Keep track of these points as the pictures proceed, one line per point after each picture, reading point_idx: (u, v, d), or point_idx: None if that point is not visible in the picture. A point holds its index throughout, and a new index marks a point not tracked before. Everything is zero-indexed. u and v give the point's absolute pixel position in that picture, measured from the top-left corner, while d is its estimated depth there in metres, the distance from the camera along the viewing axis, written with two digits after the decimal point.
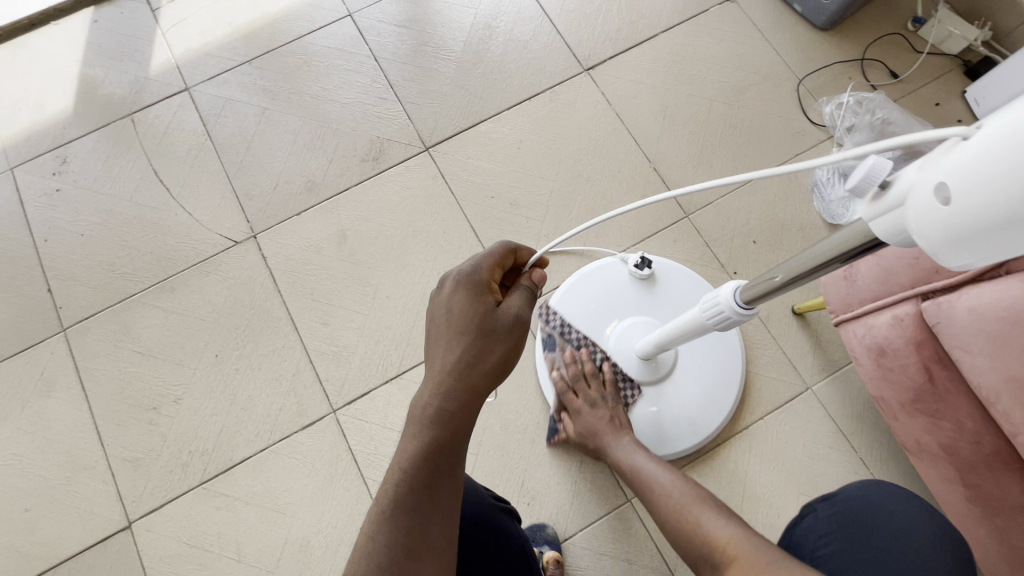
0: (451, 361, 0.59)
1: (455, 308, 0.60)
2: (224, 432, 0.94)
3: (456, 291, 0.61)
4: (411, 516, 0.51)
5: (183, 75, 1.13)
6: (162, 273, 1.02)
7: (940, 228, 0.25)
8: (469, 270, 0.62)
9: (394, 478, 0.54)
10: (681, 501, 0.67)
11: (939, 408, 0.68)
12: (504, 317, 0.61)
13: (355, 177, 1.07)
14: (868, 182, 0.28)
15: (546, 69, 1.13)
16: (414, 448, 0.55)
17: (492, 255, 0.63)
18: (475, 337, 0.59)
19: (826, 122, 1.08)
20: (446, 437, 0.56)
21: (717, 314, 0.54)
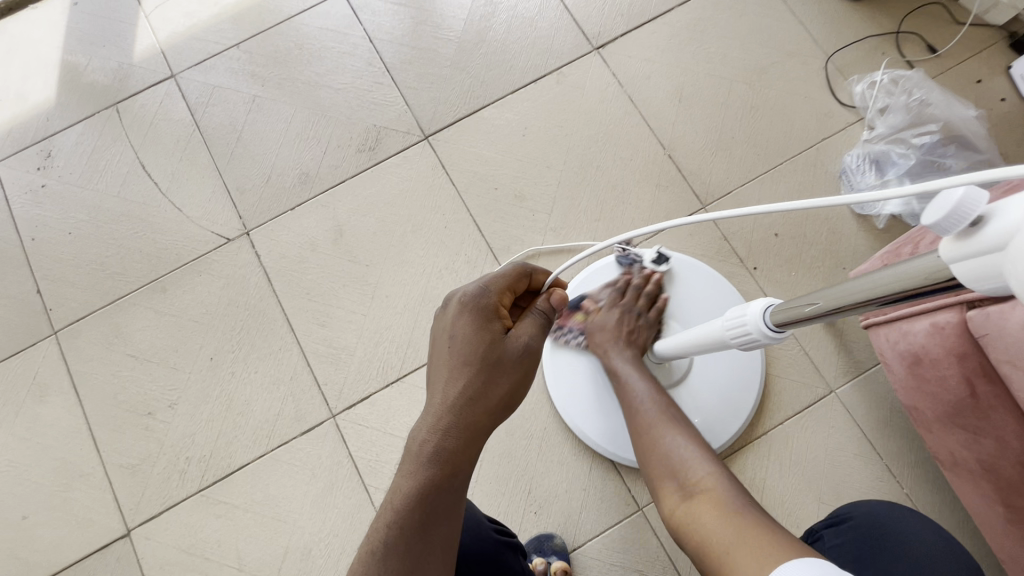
0: (453, 394, 0.55)
1: (461, 338, 0.56)
2: (222, 438, 0.91)
3: (461, 314, 0.57)
4: (403, 560, 0.50)
5: (168, 61, 1.07)
6: (153, 272, 0.98)
7: None
8: (476, 292, 0.58)
9: (387, 519, 0.52)
10: (660, 426, 0.68)
11: (981, 424, 0.62)
12: (514, 347, 0.57)
13: (351, 169, 1.01)
14: (956, 217, 0.22)
15: (552, 49, 1.05)
16: (409, 488, 0.53)
17: (503, 278, 0.59)
18: (480, 369, 0.56)
19: (856, 103, 1.00)
20: (442, 478, 0.53)
21: (742, 333, 0.48)
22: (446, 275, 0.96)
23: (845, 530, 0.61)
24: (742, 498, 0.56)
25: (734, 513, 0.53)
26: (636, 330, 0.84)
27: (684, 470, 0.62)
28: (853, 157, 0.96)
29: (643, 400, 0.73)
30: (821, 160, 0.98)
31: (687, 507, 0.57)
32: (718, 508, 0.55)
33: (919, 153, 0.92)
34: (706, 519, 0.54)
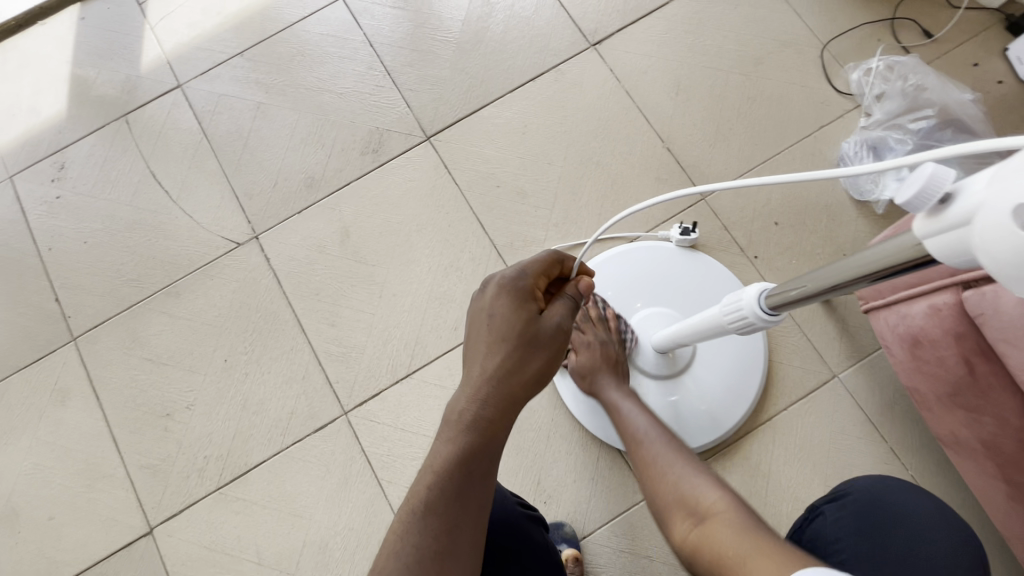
0: (492, 366, 0.57)
1: (500, 315, 0.59)
2: (238, 437, 0.93)
3: (499, 296, 0.59)
4: (443, 519, 0.52)
5: (174, 71, 1.09)
6: (166, 278, 1.00)
7: (1010, 250, 0.20)
8: (513, 276, 0.60)
9: (428, 481, 0.55)
10: (664, 457, 0.65)
11: (979, 402, 0.63)
12: (548, 327, 0.60)
13: (355, 171, 1.03)
14: (922, 196, 0.24)
15: (549, 47, 1.07)
16: (449, 452, 0.55)
17: (539, 261, 0.61)
18: (517, 346, 0.58)
19: (852, 91, 1.01)
20: (480, 445, 0.56)
21: (739, 318, 0.50)
22: (451, 272, 0.98)
23: (844, 505, 0.61)
24: (757, 524, 0.50)
25: (749, 534, 0.48)
26: (607, 350, 0.84)
27: (693, 495, 0.57)
28: (851, 143, 0.97)
29: (643, 435, 0.70)
30: (818, 148, 0.99)
31: (699, 534, 0.52)
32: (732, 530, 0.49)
33: (916, 137, 0.93)
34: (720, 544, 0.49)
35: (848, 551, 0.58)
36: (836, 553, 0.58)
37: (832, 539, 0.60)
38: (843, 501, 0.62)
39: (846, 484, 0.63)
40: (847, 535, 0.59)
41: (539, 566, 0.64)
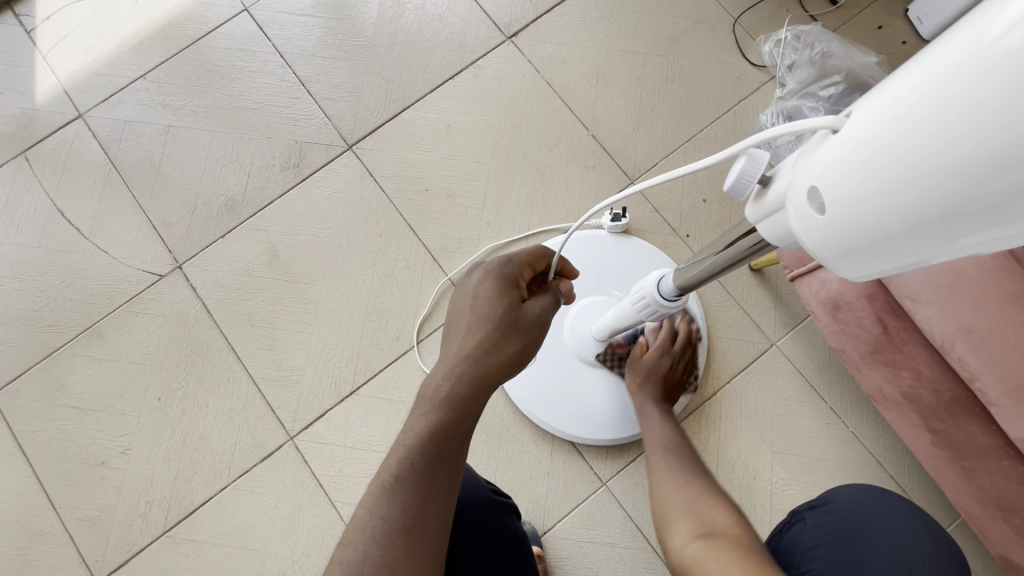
0: (470, 345, 0.55)
1: (485, 297, 0.56)
2: (181, 476, 0.90)
3: (484, 279, 0.57)
4: (411, 494, 0.50)
5: (72, 100, 1.03)
6: (86, 319, 0.95)
7: (822, 235, 0.26)
8: (499, 262, 0.58)
9: (399, 456, 0.52)
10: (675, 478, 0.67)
11: (897, 357, 0.65)
12: (528, 317, 0.57)
13: (278, 189, 1.00)
14: (742, 181, 0.30)
15: (466, 43, 1.05)
16: (422, 427, 0.53)
17: (530, 250, 0.59)
18: (498, 328, 0.55)
19: (766, 62, 1.02)
20: (453, 423, 0.53)
21: (645, 305, 0.54)
22: (387, 282, 0.96)
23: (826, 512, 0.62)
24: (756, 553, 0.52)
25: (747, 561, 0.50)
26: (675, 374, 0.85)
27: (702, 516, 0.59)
28: (768, 114, 0.99)
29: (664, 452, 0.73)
30: (739, 122, 1.00)
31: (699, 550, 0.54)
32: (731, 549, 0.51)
33: (828, 104, 0.96)
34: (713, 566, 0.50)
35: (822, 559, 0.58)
36: (808, 560, 0.59)
37: (807, 546, 0.60)
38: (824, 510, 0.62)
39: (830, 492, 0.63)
40: (823, 542, 0.59)
41: (509, 554, 0.61)
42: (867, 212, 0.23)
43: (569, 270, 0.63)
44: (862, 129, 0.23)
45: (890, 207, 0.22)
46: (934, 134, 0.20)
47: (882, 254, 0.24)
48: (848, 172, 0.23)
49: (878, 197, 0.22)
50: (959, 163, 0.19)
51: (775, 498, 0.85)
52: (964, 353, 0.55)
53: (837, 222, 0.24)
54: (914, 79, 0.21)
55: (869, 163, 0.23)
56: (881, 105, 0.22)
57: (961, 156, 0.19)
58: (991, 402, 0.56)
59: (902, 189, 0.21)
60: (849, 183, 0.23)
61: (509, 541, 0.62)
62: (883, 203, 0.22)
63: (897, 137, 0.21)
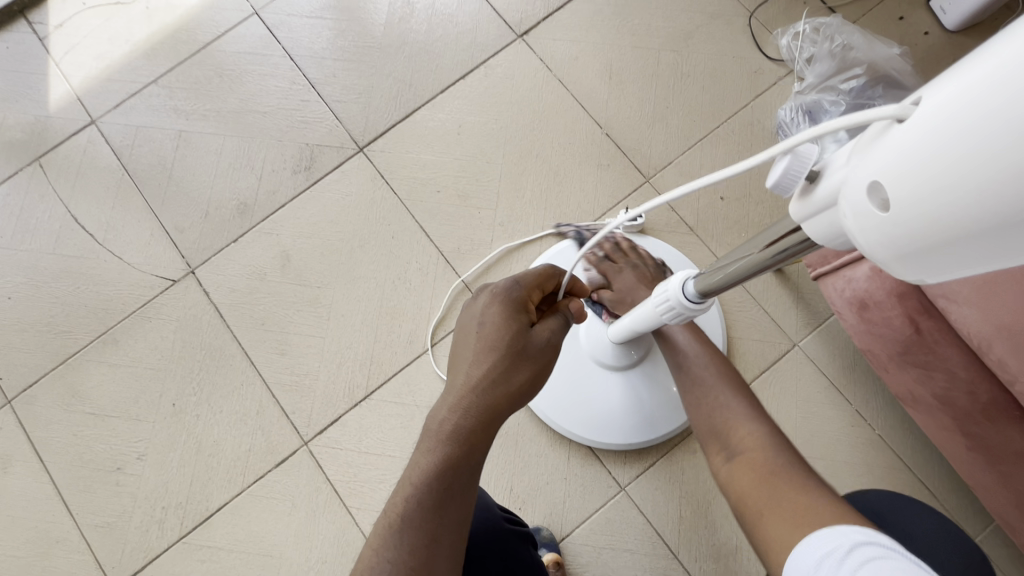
0: (477, 375, 0.53)
1: (490, 325, 0.55)
2: (197, 482, 0.89)
3: (491, 304, 0.56)
4: (419, 535, 0.49)
5: (85, 107, 1.04)
6: (101, 325, 0.95)
7: (874, 232, 0.24)
8: (505, 285, 0.57)
9: (406, 494, 0.50)
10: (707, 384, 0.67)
11: (930, 358, 0.63)
12: (538, 340, 0.56)
13: (289, 192, 0.99)
14: (788, 178, 0.30)
15: (476, 42, 1.04)
16: (429, 464, 0.51)
17: (536, 272, 0.58)
18: (507, 355, 0.54)
19: (783, 56, 1.00)
20: (462, 457, 0.52)
21: (670, 309, 0.52)
22: (400, 285, 0.95)
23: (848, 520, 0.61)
24: (785, 462, 0.54)
25: (772, 476, 0.52)
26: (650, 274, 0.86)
27: (729, 430, 0.61)
28: (786, 110, 0.96)
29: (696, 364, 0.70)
30: (756, 117, 0.98)
31: (730, 468, 0.57)
32: (759, 468, 0.54)
33: (849, 97, 0.93)
34: (745, 483, 0.54)
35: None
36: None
37: None
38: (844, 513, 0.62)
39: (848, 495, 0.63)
40: None
41: None
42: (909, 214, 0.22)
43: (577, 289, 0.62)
44: (916, 122, 0.21)
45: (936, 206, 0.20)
46: (987, 136, 0.18)
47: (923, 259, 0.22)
48: (900, 166, 0.22)
49: (918, 199, 0.21)
50: (1005, 170, 0.18)
51: None
52: (1003, 353, 0.52)
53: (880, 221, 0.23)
54: (981, 70, 0.19)
55: (921, 157, 0.21)
56: (938, 99, 0.21)
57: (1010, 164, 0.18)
58: None
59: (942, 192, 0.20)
60: (900, 179, 0.22)
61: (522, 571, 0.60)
62: (925, 206, 0.21)
63: (947, 135, 0.20)
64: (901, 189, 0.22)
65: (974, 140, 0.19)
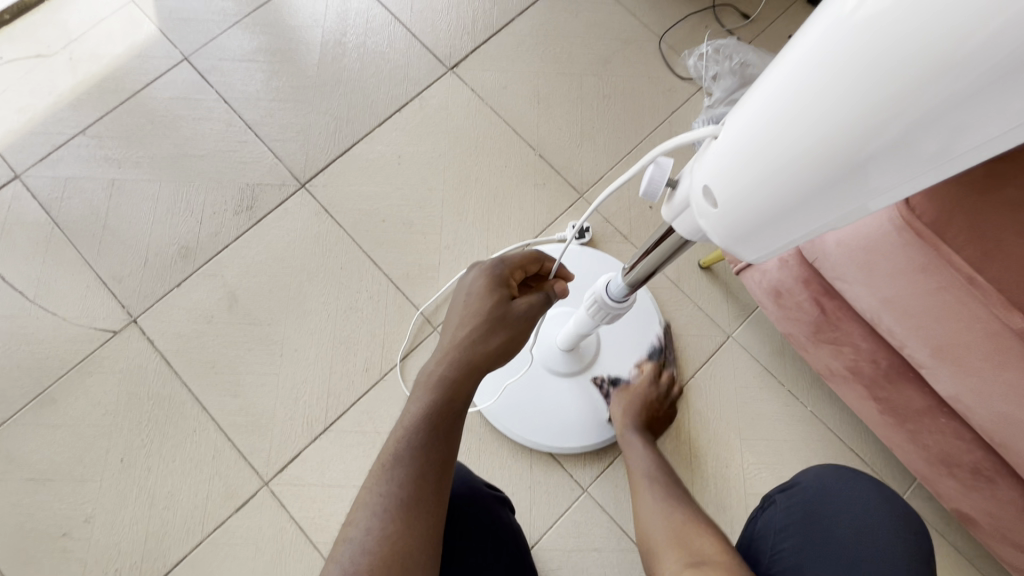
0: (460, 337, 0.57)
1: (476, 292, 0.59)
2: (151, 538, 0.86)
3: (478, 277, 0.60)
4: (410, 470, 0.50)
5: (8, 162, 1.01)
6: (37, 385, 0.91)
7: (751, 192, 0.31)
8: (494, 261, 0.60)
9: (398, 437, 0.53)
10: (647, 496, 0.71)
11: (837, 334, 0.70)
12: (516, 311, 0.58)
13: (232, 233, 0.99)
14: (654, 185, 0.39)
15: (409, 76, 1.09)
16: (417, 411, 0.53)
17: (521, 253, 0.62)
18: (488, 323, 0.57)
19: (692, 75, 1.10)
20: (445, 405, 0.54)
21: (596, 308, 0.58)
22: (352, 315, 0.96)
23: (794, 494, 0.60)
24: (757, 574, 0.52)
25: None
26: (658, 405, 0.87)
27: (687, 541, 0.60)
28: (699, 123, 1.06)
29: (649, 482, 0.74)
30: (674, 131, 1.07)
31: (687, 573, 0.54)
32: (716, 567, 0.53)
33: None
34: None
35: (792, 540, 0.56)
36: (779, 543, 0.57)
37: (778, 528, 0.58)
38: (792, 491, 0.60)
39: (798, 473, 0.61)
40: (793, 522, 0.57)
41: (501, 545, 0.61)
42: (790, 163, 0.29)
43: (563, 272, 0.65)
44: (752, 111, 0.30)
45: (791, 155, 0.28)
46: (803, 105, 0.27)
47: (813, 204, 0.30)
48: (755, 140, 0.30)
49: (797, 151, 0.28)
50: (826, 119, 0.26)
51: (748, 483, 0.89)
52: (891, 323, 0.59)
53: (769, 184, 0.30)
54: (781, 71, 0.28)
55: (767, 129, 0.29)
56: (768, 87, 0.29)
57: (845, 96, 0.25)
58: (920, 364, 0.59)
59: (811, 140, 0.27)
60: (757, 148, 0.30)
61: (501, 532, 0.61)
62: (797, 149, 0.28)
63: (776, 112, 0.28)
64: (777, 149, 0.29)
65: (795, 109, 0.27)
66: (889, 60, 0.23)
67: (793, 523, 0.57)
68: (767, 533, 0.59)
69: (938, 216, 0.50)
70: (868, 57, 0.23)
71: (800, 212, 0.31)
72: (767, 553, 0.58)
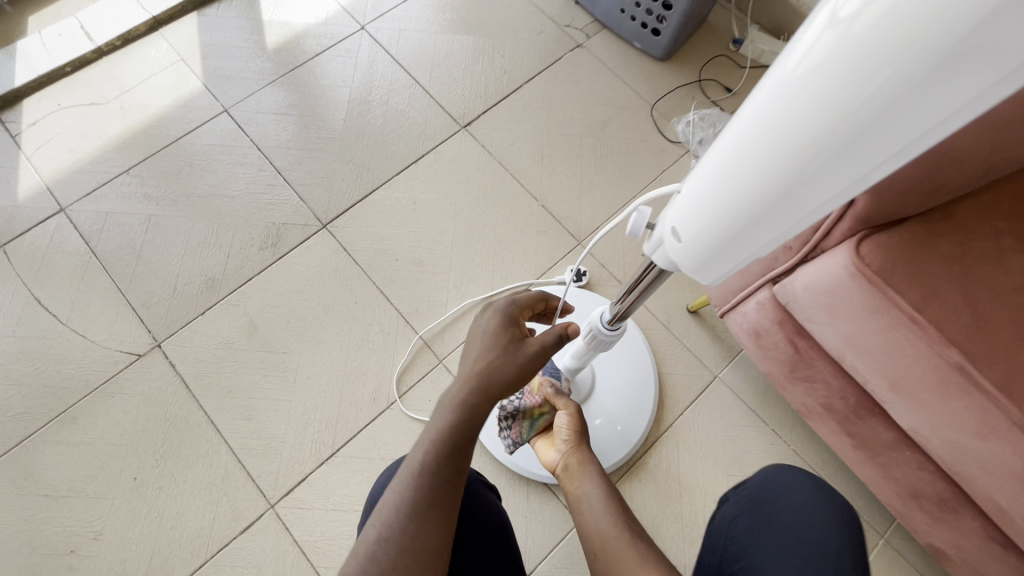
0: (478, 367, 0.60)
1: (492, 330, 0.63)
2: (156, 558, 0.88)
3: (493, 315, 0.64)
4: (433, 479, 0.55)
5: (55, 196, 1.10)
6: (60, 404, 0.96)
7: (735, 203, 0.37)
8: (507, 302, 0.65)
9: (424, 450, 0.57)
10: (597, 516, 0.67)
11: (811, 371, 0.77)
12: (529, 348, 0.61)
13: (256, 267, 1.07)
14: (637, 225, 0.47)
15: (426, 132, 1.21)
16: (443, 428, 0.58)
17: (530, 295, 0.67)
18: (503, 357, 0.61)
19: (681, 139, 1.22)
20: (465, 427, 0.58)
21: (590, 335, 0.65)
22: (363, 346, 1.03)
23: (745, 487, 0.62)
24: None
25: None
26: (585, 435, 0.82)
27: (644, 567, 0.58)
28: None
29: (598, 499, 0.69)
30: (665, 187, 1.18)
31: None
32: None
33: None
34: None
35: (741, 525, 0.57)
36: (732, 530, 0.58)
37: (730, 518, 0.60)
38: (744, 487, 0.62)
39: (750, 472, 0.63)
40: (742, 510, 0.59)
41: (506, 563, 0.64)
42: (765, 178, 0.34)
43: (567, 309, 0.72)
44: (732, 138, 0.35)
45: (763, 172, 0.34)
46: (768, 134, 0.32)
47: (782, 215, 0.35)
48: (735, 163, 0.35)
49: (769, 167, 0.33)
50: (787, 145, 0.31)
51: None
52: (854, 360, 0.65)
53: (743, 202, 0.36)
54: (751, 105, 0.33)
55: (743, 153, 0.34)
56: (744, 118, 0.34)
57: (798, 129, 0.30)
58: (882, 399, 0.66)
59: (772, 166, 0.33)
60: (736, 169, 0.35)
61: (506, 551, 0.65)
62: (769, 169, 0.33)
63: (749, 139, 0.33)
64: (750, 171, 0.34)
65: (762, 137, 0.32)
66: (819, 102, 0.28)
67: (742, 510, 0.59)
68: (722, 524, 0.60)
69: (883, 265, 0.58)
70: (808, 101, 0.28)
71: (778, 218, 0.36)
72: (722, 542, 0.59)
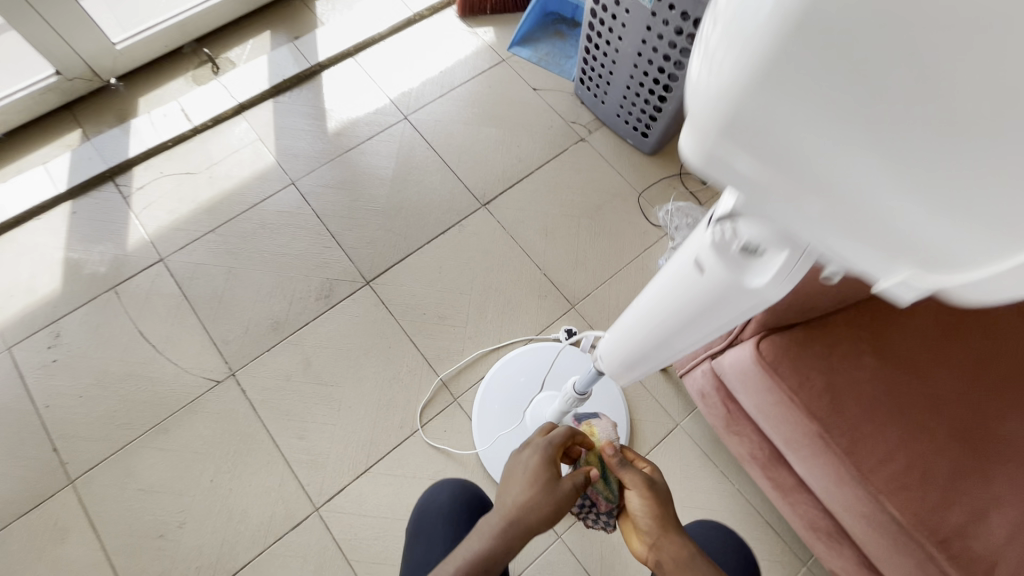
0: (520, 499, 0.72)
1: (532, 465, 0.75)
2: (226, 545, 1.12)
3: (533, 454, 0.76)
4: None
5: (156, 248, 1.38)
6: (155, 417, 1.22)
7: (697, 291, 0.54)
8: (545, 442, 0.77)
9: (467, 557, 0.69)
10: None
11: (739, 426, 1.01)
12: (566, 486, 0.74)
13: (312, 314, 1.34)
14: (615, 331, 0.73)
15: (453, 208, 1.48)
16: (484, 547, 0.70)
17: (563, 433, 0.78)
18: (543, 491, 0.73)
19: (661, 223, 1.48)
20: (504, 547, 0.70)
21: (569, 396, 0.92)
22: (394, 383, 1.28)
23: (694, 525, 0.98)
24: None
25: None
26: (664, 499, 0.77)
27: None
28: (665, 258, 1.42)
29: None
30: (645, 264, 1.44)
31: None
32: None
33: None
34: None
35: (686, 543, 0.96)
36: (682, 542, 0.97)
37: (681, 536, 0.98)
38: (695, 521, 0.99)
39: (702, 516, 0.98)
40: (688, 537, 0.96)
41: None
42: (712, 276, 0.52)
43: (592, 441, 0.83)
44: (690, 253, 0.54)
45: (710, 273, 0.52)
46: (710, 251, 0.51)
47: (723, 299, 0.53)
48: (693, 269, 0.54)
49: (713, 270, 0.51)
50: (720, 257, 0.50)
51: None
52: (762, 420, 0.89)
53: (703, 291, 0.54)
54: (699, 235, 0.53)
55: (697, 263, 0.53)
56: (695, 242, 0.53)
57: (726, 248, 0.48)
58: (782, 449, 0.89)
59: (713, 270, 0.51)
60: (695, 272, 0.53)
61: None
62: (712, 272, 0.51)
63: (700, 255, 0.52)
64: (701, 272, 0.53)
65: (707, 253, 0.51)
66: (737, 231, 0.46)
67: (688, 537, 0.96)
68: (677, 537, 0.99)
69: (775, 353, 0.82)
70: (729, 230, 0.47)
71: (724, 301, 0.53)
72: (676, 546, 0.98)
